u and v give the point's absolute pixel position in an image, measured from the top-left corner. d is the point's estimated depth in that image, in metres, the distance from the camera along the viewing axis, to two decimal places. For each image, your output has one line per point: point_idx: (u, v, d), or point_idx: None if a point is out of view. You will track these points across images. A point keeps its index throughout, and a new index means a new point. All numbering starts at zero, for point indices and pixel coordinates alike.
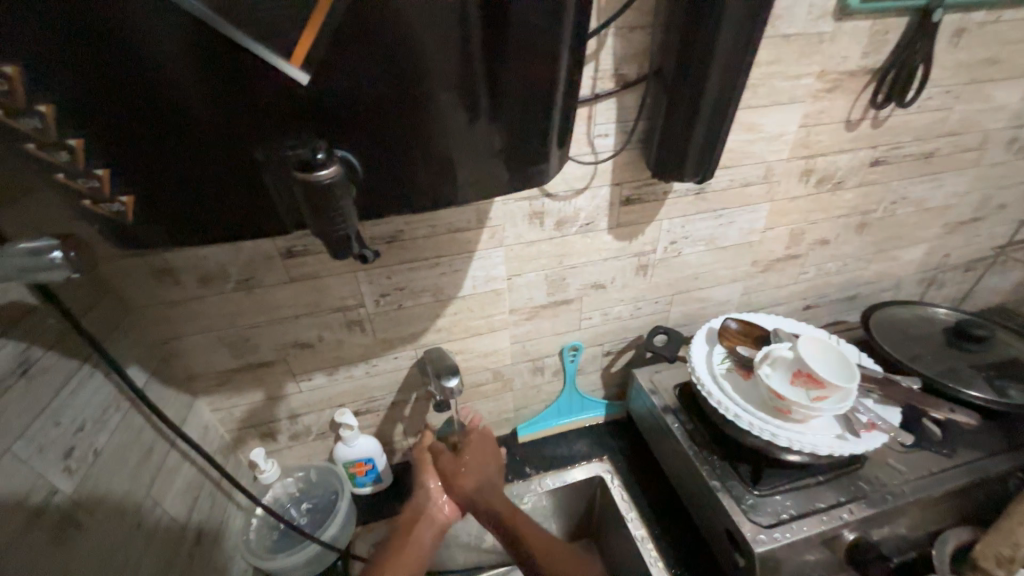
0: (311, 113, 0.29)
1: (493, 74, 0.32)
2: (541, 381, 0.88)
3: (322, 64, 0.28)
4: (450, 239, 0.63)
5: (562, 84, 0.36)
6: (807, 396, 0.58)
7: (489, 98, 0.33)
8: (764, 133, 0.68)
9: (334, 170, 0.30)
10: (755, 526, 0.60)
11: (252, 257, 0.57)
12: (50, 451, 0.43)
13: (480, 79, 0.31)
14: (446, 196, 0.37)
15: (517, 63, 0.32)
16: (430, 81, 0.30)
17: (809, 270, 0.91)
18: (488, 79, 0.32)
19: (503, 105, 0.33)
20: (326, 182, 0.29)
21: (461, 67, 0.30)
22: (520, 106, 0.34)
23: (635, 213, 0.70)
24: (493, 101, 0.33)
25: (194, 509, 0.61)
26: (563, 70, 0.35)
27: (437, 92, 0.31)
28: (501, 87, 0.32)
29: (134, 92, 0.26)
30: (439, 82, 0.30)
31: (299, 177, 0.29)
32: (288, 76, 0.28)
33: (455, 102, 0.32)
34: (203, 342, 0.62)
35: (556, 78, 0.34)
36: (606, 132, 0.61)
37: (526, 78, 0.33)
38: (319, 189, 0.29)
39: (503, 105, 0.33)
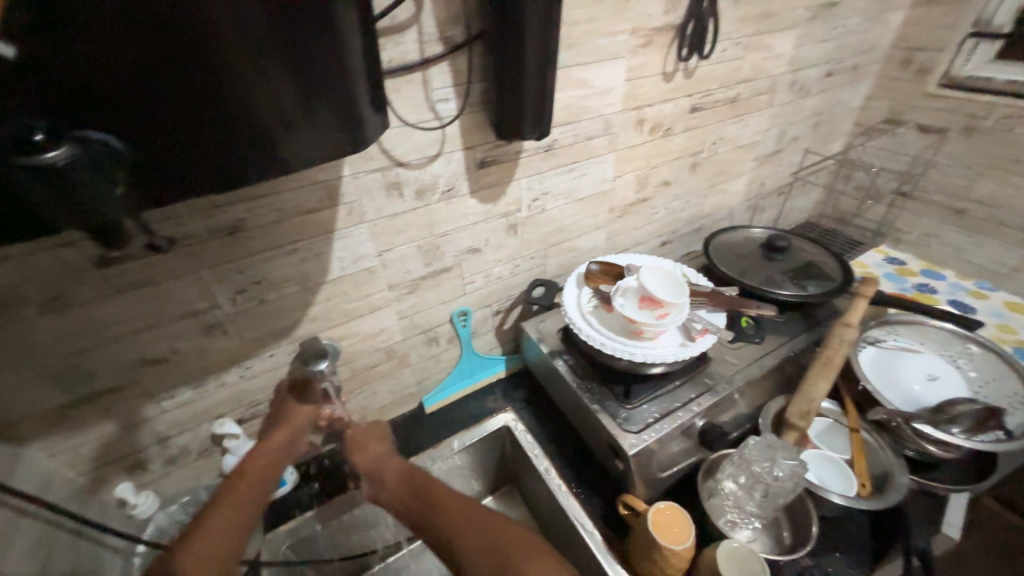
0: (37, 89, 0.25)
1: (274, 39, 0.31)
2: (438, 351, 0.90)
3: (37, 30, 0.24)
4: (303, 222, 0.61)
5: (355, 46, 0.36)
6: (652, 316, 0.67)
7: (277, 63, 0.32)
8: (596, 88, 0.74)
9: (66, 150, 0.27)
10: (628, 434, 0.70)
11: (55, 270, 0.49)
12: None
13: (259, 43, 0.30)
14: (253, 170, 0.35)
15: (302, 28, 0.32)
16: (198, 46, 0.28)
17: (659, 210, 1.04)
18: (270, 42, 0.31)
19: (295, 70, 0.33)
20: (59, 165, 0.27)
21: (233, 31, 0.29)
22: (315, 71, 0.34)
23: (493, 174, 0.73)
24: (281, 66, 0.32)
25: (51, 564, 0.54)
26: (352, 33, 0.35)
27: (212, 57, 0.29)
28: (288, 50, 0.32)
29: None
30: (210, 46, 0.29)
31: (15, 162, 0.25)
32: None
33: (235, 67, 0.30)
34: (15, 380, 0.52)
35: (346, 39, 0.35)
36: (446, 96, 0.62)
37: (313, 39, 0.33)
38: (56, 175, 0.27)
39: (296, 70, 0.33)
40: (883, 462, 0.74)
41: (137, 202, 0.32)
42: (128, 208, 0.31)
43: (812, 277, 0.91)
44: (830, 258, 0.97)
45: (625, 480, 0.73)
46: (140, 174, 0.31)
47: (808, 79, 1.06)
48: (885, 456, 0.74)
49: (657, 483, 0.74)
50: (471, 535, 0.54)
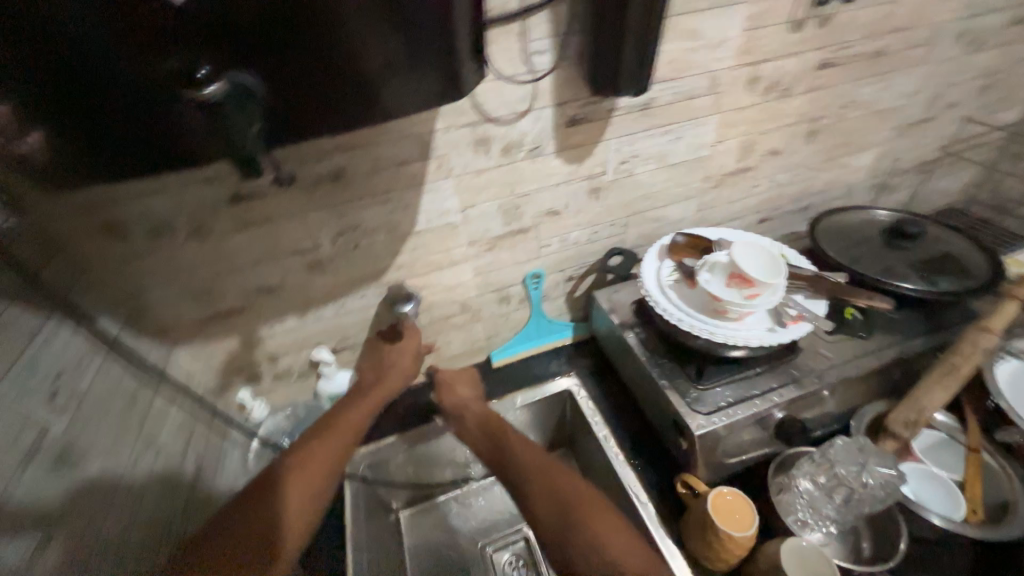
0: (194, 34, 0.29)
1: None
2: (508, 310, 0.92)
3: None
4: (396, 173, 0.64)
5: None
6: (739, 295, 0.63)
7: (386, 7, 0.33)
8: (706, 40, 0.67)
9: (221, 87, 0.30)
10: (696, 414, 0.68)
11: (199, 203, 0.58)
12: (34, 395, 0.45)
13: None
14: (357, 115, 0.37)
15: None
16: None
17: (761, 183, 0.94)
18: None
19: (402, 14, 0.34)
20: (213, 101, 0.30)
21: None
22: (420, 16, 0.35)
23: (581, 134, 0.71)
24: (389, 10, 0.33)
25: (189, 444, 0.67)
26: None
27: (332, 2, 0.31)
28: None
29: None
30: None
31: (187, 97, 0.30)
32: None
33: (351, 12, 0.32)
34: (168, 293, 0.64)
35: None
36: (542, 49, 0.60)
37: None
38: (210, 108, 0.30)
39: (402, 14, 0.34)
40: (1004, 491, 0.65)
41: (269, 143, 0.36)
42: (263, 146, 0.35)
43: (947, 273, 0.77)
44: (974, 251, 0.81)
45: (686, 459, 0.71)
46: (274, 118, 0.34)
47: (984, 28, 0.86)
48: (1006, 484, 0.65)
49: (722, 468, 0.71)
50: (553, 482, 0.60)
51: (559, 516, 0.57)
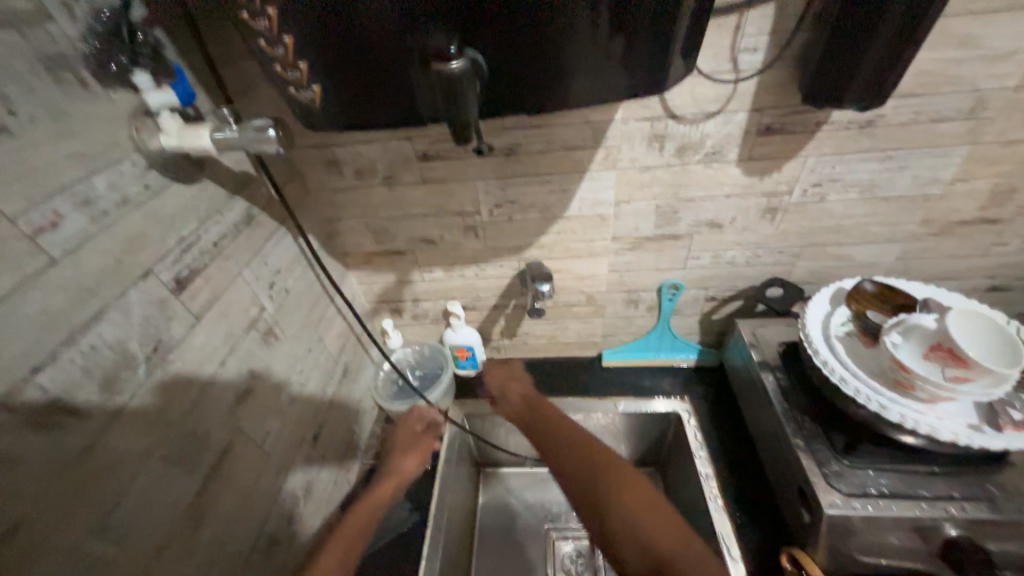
0: (447, 10, 0.32)
1: None
2: (634, 313, 0.89)
3: None
4: (563, 156, 0.65)
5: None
6: (939, 374, 0.50)
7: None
8: (984, 50, 0.53)
9: (461, 64, 0.33)
10: (832, 491, 0.58)
11: (396, 156, 0.67)
12: (261, 281, 0.59)
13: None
14: (559, 98, 0.39)
15: None
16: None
17: (1010, 242, 0.72)
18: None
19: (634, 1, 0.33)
20: (455, 75, 0.33)
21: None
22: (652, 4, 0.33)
23: (774, 145, 0.63)
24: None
25: (343, 350, 0.80)
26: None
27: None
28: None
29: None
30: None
31: (433, 73, 0.33)
32: None
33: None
34: (356, 225, 0.76)
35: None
36: (755, 46, 0.54)
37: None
38: (451, 82, 0.33)
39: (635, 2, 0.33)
40: None
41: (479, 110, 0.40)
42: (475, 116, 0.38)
43: None
44: None
45: (804, 535, 0.61)
46: (489, 90, 0.38)
47: None
48: None
49: (849, 563, 0.60)
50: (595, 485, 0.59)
51: (653, 565, 0.52)
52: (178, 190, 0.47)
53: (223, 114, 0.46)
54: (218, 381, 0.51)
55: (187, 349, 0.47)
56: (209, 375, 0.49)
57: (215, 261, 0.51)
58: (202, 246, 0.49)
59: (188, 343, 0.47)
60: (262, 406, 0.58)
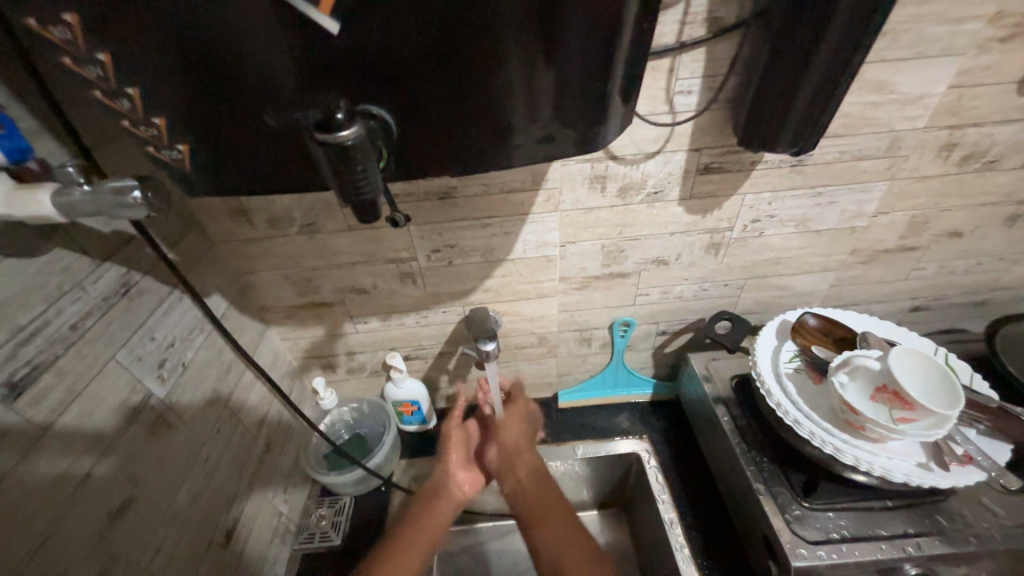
0: (342, 62, 0.27)
1: (548, 22, 0.28)
2: (587, 352, 0.86)
3: (361, 10, 0.26)
4: (503, 200, 0.61)
5: (629, 29, 0.31)
6: (885, 415, 0.50)
7: (544, 53, 0.29)
8: (896, 94, 0.55)
9: (356, 132, 0.27)
10: (796, 539, 0.56)
11: (315, 203, 0.59)
12: (146, 361, 0.49)
13: (535, 32, 0.28)
14: (489, 158, 0.34)
15: (579, 12, 0.28)
16: (483, 34, 0.27)
17: (926, 266, 0.76)
18: (545, 29, 0.28)
19: (560, 59, 0.30)
20: (348, 144, 0.27)
21: (517, 18, 0.27)
22: (578, 65, 0.31)
23: (712, 184, 0.62)
24: (546, 56, 0.29)
25: (264, 424, 0.70)
26: (631, 19, 0.31)
27: (490, 44, 0.28)
28: (556, 41, 0.29)
29: (167, 32, 0.25)
30: (492, 34, 0.28)
31: (320, 140, 0.27)
32: (320, 26, 0.26)
33: (506, 55, 0.29)
34: (274, 278, 0.67)
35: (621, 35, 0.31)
36: (690, 88, 0.53)
37: (584, 29, 0.29)
38: (344, 151, 0.27)
39: (559, 63, 0.30)
40: None
41: (391, 178, 0.34)
42: (385, 183, 0.32)
43: None
44: None
45: None
46: (405, 154, 0.33)
47: None
48: None
49: None
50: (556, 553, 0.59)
51: None
52: (12, 267, 0.37)
53: (69, 172, 0.37)
54: (84, 499, 0.40)
55: (29, 472, 0.36)
56: (89, 469, 0.41)
57: (72, 348, 0.41)
58: (51, 332, 0.40)
59: (29, 463, 0.37)
60: (150, 517, 0.47)
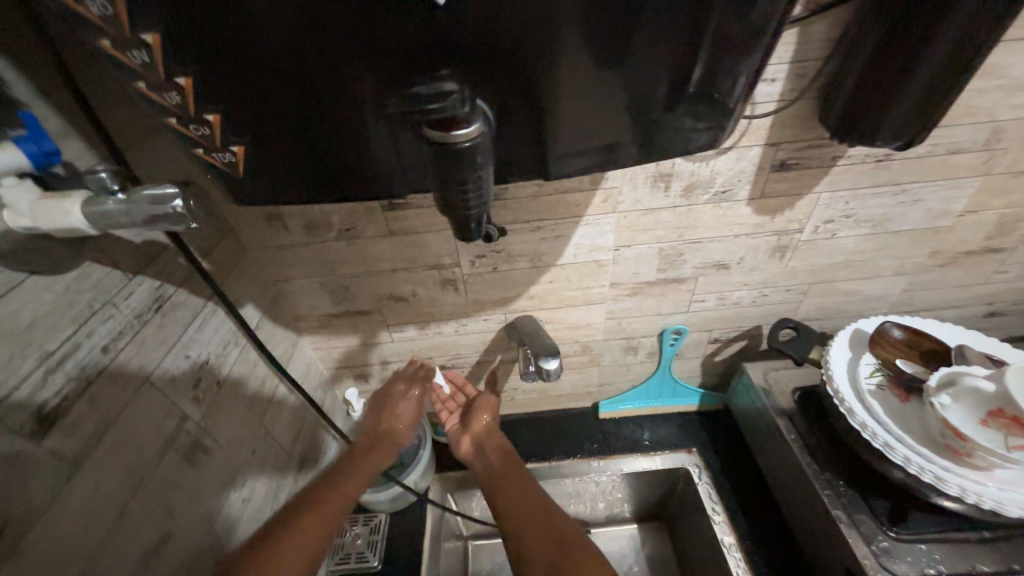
0: (436, 46, 0.23)
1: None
2: (632, 360, 0.81)
3: None
4: (557, 201, 0.56)
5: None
6: (1002, 443, 0.45)
7: (666, 35, 0.25)
8: (1006, 80, 0.49)
9: (475, 130, 0.25)
10: (887, 575, 0.51)
11: (356, 207, 0.55)
12: (181, 381, 0.45)
13: (663, 5, 0.23)
14: (583, 155, 0.30)
15: None
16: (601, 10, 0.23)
17: (1009, 268, 0.70)
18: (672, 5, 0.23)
19: (683, 38, 0.25)
20: (465, 146, 0.25)
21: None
22: (704, 45, 0.26)
23: (786, 182, 0.56)
24: (667, 34, 0.25)
25: (298, 438, 0.66)
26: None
27: (606, 23, 0.23)
28: (688, 15, 0.24)
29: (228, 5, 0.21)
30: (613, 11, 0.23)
31: (432, 139, 0.24)
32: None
33: (620, 34, 0.24)
34: (309, 286, 0.63)
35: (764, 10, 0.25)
36: (774, 76, 0.47)
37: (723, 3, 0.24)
38: (461, 156, 0.25)
39: (679, 46, 0.25)
40: None
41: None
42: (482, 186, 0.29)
43: None
44: None
45: None
46: (495, 152, 0.29)
47: None
48: None
49: None
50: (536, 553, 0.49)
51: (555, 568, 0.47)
52: (39, 285, 0.33)
53: (99, 176, 0.31)
54: (122, 538, 0.37)
55: (60, 519, 0.32)
56: (116, 519, 0.37)
57: (106, 372, 0.37)
58: (83, 356, 0.36)
59: (60, 508, 0.33)
60: (186, 554, 0.43)
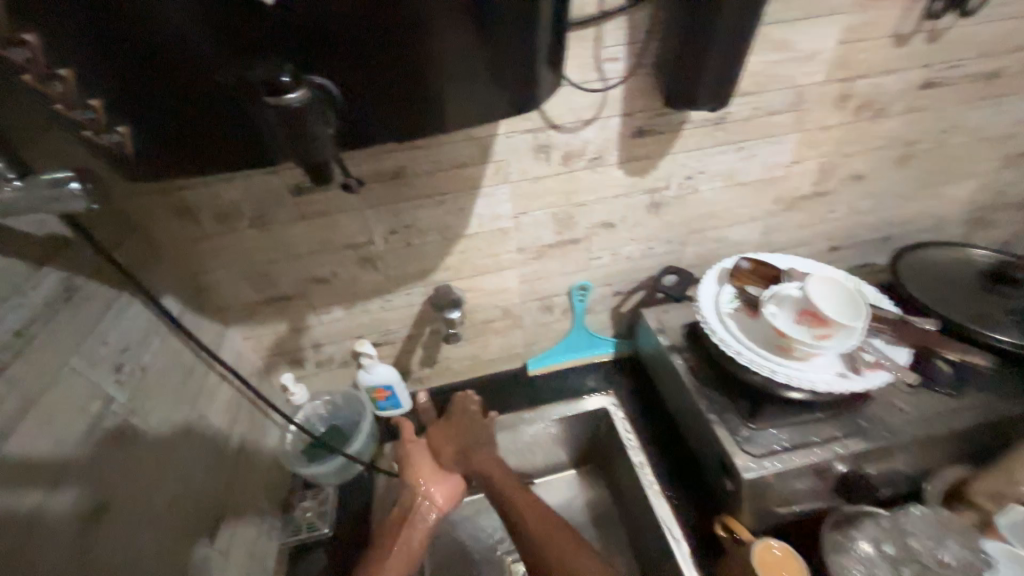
0: (280, 34, 0.29)
1: None
2: (550, 319, 0.90)
3: None
4: (453, 175, 0.63)
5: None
6: (809, 334, 0.57)
7: (469, 14, 0.32)
8: (795, 52, 0.62)
9: (303, 95, 0.30)
10: (745, 455, 0.63)
11: (264, 193, 0.59)
12: (101, 365, 0.48)
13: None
14: (435, 123, 0.37)
15: None
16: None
17: (838, 207, 0.86)
18: None
19: (485, 23, 0.33)
20: (295, 108, 0.30)
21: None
22: (502, 19, 0.33)
23: (647, 146, 0.67)
24: (472, 22, 0.32)
25: (235, 424, 0.68)
26: None
27: (413, 3, 0.30)
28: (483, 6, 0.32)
29: (103, 8, 0.26)
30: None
31: (269, 103, 0.30)
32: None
33: (426, 19, 0.31)
34: (228, 276, 0.66)
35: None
36: (616, 55, 0.57)
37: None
38: (294, 113, 0.30)
39: (485, 22, 0.33)
40: None
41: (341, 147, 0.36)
42: (337, 149, 0.35)
43: None
44: None
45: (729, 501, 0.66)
46: (354, 123, 0.34)
47: None
48: None
49: (771, 517, 0.65)
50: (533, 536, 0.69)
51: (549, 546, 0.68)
52: None
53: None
54: (55, 506, 0.40)
55: None
56: (47, 490, 0.39)
57: (19, 355, 0.40)
58: None
59: None
60: (127, 524, 0.47)
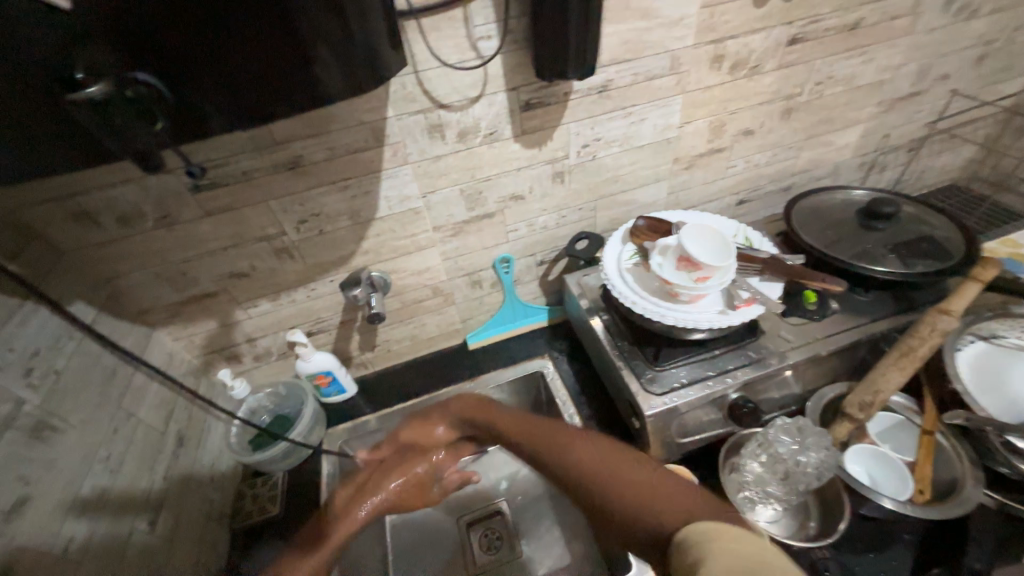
0: (88, 36, 0.32)
1: None
2: (481, 293, 0.95)
3: None
4: (351, 160, 0.66)
5: None
6: (689, 279, 0.63)
7: (274, 11, 0.35)
8: (661, 19, 0.66)
9: (100, 87, 0.32)
10: (648, 395, 0.69)
11: (162, 194, 0.60)
12: (9, 371, 0.50)
13: (265, 2, 0.34)
14: (274, 110, 0.40)
15: None
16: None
17: (736, 163, 0.92)
18: None
19: (295, 21, 0.36)
20: (94, 102, 0.32)
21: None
22: (314, 15, 0.37)
23: (538, 118, 0.71)
24: (281, 22, 0.35)
25: (170, 419, 0.71)
26: None
27: (216, 5, 0.33)
28: (288, 5, 0.35)
29: None
30: None
31: (68, 99, 0.32)
32: (48, 3, 0.31)
33: (235, 19, 0.34)
34: (144, 278, 0.68)
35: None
36: (488, 34, 0.60)
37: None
38: (97, 107, 0.33)
39: (293, 17, 0.36)
40: (951, 467, 0.63)
41: (176, 139, 0.39)
42: (167, 139, 0.38)
43: (921, 253, 0.76)
44: (952, 232, 0.80)
45: (642, 439, 0.72)
46: (181, 116, 0.38)
47: None
48: (957, 464, 0.63)
49: (678, 447, 0.72)
50: (607, 467, 0.52)
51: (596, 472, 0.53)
52: None
53: None
54: None
55: None
56: None
57: None
58: None
59: None
60: (53, 512, 0.49)
